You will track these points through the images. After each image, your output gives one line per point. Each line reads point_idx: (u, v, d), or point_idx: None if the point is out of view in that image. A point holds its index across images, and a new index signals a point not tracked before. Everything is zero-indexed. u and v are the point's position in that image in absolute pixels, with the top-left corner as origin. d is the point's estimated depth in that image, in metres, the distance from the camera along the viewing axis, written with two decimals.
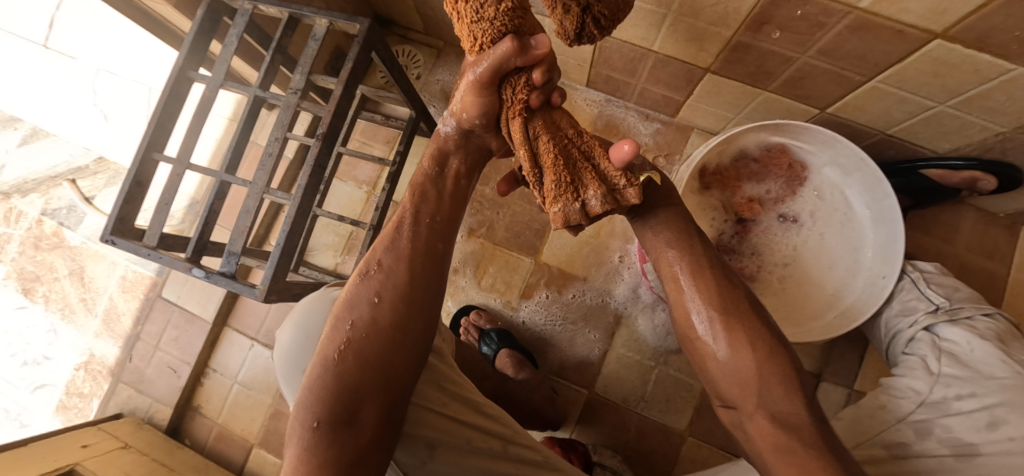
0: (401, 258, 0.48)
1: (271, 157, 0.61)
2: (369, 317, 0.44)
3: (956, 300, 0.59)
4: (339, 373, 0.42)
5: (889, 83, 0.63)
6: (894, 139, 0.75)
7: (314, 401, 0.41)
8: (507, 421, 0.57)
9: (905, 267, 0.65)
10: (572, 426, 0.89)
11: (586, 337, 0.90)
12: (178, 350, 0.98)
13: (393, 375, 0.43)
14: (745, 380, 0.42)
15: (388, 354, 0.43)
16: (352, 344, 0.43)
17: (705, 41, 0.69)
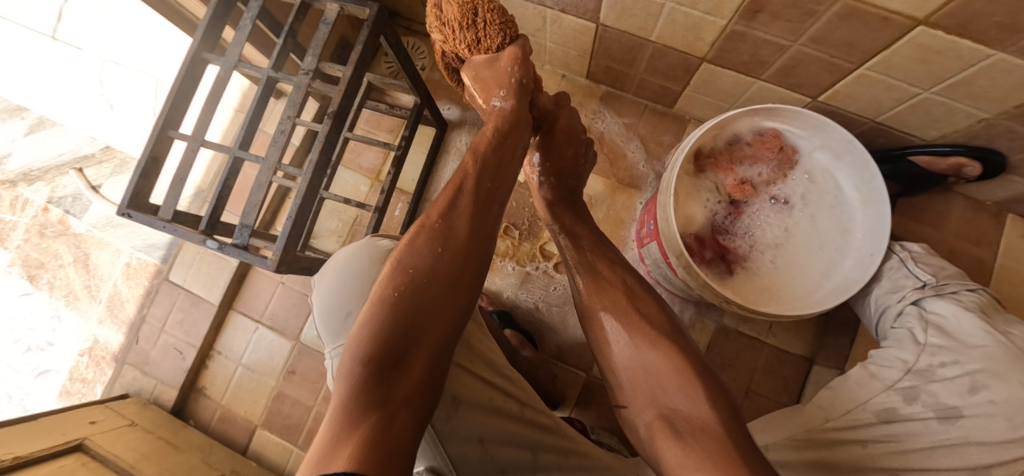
0: (465, 218, 0.47)
1: (282, 135, 0.63)
2: (432, 269, 0.45)
3: (942, 277, 0.61)
4: (397, 316, 0.42)
5: (878, 70, 0.66)
6: (884, 128, 0.78)
7: (367, 337, 0.41)
8: (524, 387, 0.60)
9: (893, 247, 0.67)
10: (570, 408, 0.90)
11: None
12: (183, 333, 0.99)
13: (445, 328, 0.45)
14: (638, 368, 0.49)
15: (445, 306, 0.45)
16: (411, 289, 0.43)
17: (701, 31, 0.72)
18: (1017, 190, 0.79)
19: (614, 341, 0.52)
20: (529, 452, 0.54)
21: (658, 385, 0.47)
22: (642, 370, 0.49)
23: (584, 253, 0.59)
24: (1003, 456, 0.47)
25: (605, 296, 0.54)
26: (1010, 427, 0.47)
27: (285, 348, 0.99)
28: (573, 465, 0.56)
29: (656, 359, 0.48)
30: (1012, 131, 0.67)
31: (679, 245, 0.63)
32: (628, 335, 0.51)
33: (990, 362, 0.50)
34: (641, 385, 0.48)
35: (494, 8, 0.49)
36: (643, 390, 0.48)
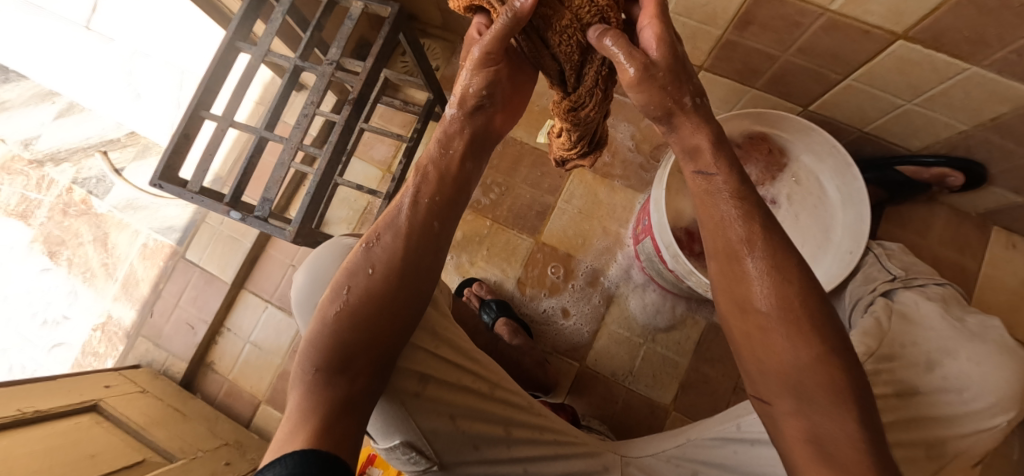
0: (396, 238, 0.49)
1: (305, 118, 0.68)
2: (368, 285, 0.46)
3: (911, 272, 0.66)
4: (337, 331, 0.44)
5: (861, 81, 0.70)
6: (870, 137, 0.82)
7: (312, 350, 0.44)
8: (491, 365, 0.61)
9: (870, 246, 0.71)
10: (563, 395, 0.93)
11: (581, 323, 0.95)
12: (196, 308, 1.04)
13: (388, 338, 0.46)
14: (798, 384, 0.39)
15: (387, 319, 0.46)
16: (349, 305, 0.45)
17: (698, 40, 0.77)
18: (999, 201, 0.82)
19: (764, 325, 0.41)
20: (501, 427, 0.56)
21: (802, 395, 0.39)
22: (794, 381, 0.39)
23: (755, 226, 0.42)
24: (966, 427, 0.51)
25: (772, 284, 0.41)
26: (962, 401, 0.51)
27: (292, 328, 1.04)
28: (548, 439, 0.59)
29: (825, 377, 0.38)
30: (990, 142, 0.71)
31: (668, 237, 0.68)
32: (799, 346, 0.39)
33: (943, 342, 0.55)
34: (785, 380, 0.40)
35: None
36: (789, 394, 0.40)
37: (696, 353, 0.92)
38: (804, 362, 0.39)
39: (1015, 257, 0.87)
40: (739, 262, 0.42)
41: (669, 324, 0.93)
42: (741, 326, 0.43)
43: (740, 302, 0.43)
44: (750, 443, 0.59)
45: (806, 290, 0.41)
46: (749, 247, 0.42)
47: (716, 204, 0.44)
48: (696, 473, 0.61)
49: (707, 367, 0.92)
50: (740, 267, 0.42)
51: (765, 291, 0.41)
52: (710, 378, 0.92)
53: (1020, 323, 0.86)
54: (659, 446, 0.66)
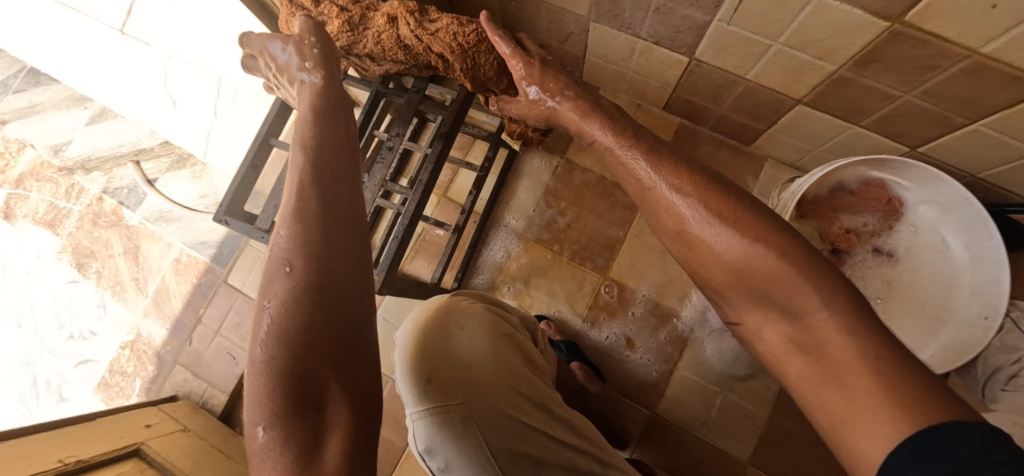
0: (305, 224, 0.39)
1: (390, 151, 0.64)
2: (284, 292, 0.37)
3: None
4: (283, 351, 0.35)
5: (993, 127, 0.64)
6: (984, 183, 0.75)
7: (260, 388, 0.35)
8: (600, 442, 0.58)
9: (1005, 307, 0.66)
10: (631, 445, 0.87)
11: (646, 358, 0.89)
12: (238, 337, 0.99)
13: (340, 335, 0.37)
14: (746, 275, 0.35)
15: (322, 319, 0.36)
16: (278, 316, 0.36)
17: (804, 74, 0.71)
18: None
19: (704, 239, 0.37)
20: None
21: (762, 295, 0.35)
22: (762, 286, 0.35)
23: (645, 152, 0.42)
24: None
25: (683, 195, 0.38)
26: None
27: None
28: None
29: (767, 266, 0.34)
30: None
31: None
32: (727, 238, 0.36)
33: None
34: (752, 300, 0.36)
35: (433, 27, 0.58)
36: (757, 304, 0.35)
37: (776, 405, 0.86)
38: (736, 260, 0.35)
39: None
40: (650, 193, 0.41)
41: (747, 372, 0.87)
42: (689, 250, 0.39)
43: (673, 227, 0.39)
44: None
45: (724, 185, 0.38)
46: (624, 151, 0.43)
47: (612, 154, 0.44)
48: None
49: (787, 421, 0.86)
50: (651, 191, 0.40)
51: (683, 206, 0.38)
52: (790, 432, 0.85)
53: None
54: None
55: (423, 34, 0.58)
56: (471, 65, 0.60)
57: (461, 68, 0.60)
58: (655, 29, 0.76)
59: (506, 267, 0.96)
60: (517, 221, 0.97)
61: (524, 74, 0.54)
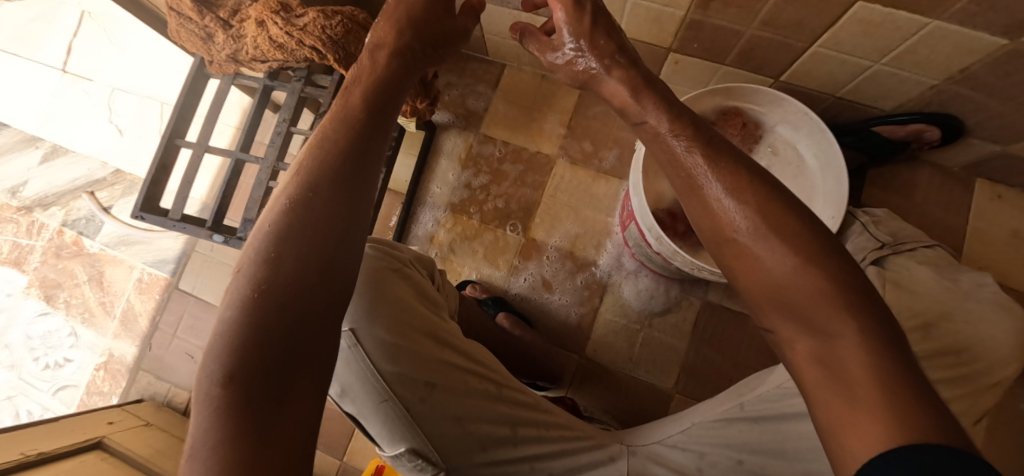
0: (324, 200, 0.39)
1: (279, 137, 0.70)
2: (298, 255, 0.37)
3: (900, 236, 0.68)
4: (257, 323, 0.34)
5: (827, 47, 0.71)
6: (845, 102, 0.82)
7: (225, 352, 0.34)
8: (495, 366, 0.65)
9: (855, 213, 0.73)
10: (564, 388, 0.93)
11: (565, 299, 0.95)
12: (196, 337, 1.05)
13: (324, 322, 0.37)
14: (782, 294, 0.32)
15: (321, 301, 0.37)
16: (263, 286, 0.35)
17: (663, 23, 0.78)
18: (978, 153, 0.82)
19: (745, 247, 0.34)
20: (507, 428, 0.59)
21: (789, 310, 0.32)
22: (789, 299, 0.32)
23: (700, 148, 0.39)
24: None
25: (739, 199, 0.35)
26: None
27: None
28: (553, 436, 0.62)
29: (812, 287, 0.31)
30: (961, 96, 0.71)
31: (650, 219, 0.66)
32: (779, 254, 0.32)
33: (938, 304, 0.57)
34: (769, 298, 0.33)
35: (289, 34, 0.63)
36: (782, 315, 0.32)
37: (694, 334, 0.92)
38: (782, 275, 0.32)
39: (1001, 207, 0.87)
40: (696, 191, 0.38)
41: (664, 307, 0.93)
42: (724, 251, 0.36)
43: (713, 229, 0.36)
44: (753, 418, 0.60)
45: (774, 189, 0.35)
46: (676, 139, 0.41)
47: (663, 141, 0.42)
48: (703, 455, 0.60)
49: (706, 348, 0.92)
50: (700, 191, 0.38)
51: (738, 209, 0.35)
52: (711, 357, 0.92)
53: (1011, 273, 0.86)
54: (661, 433, 0.66)
55: (293, 30, 0.62)
56: (343, 54, 0.64)
57: (334, 58, 0.64)
58: None
59: (435, 235, 1.02)
60: (438, 194, 1.03)
61: (568, 27, 0.50)
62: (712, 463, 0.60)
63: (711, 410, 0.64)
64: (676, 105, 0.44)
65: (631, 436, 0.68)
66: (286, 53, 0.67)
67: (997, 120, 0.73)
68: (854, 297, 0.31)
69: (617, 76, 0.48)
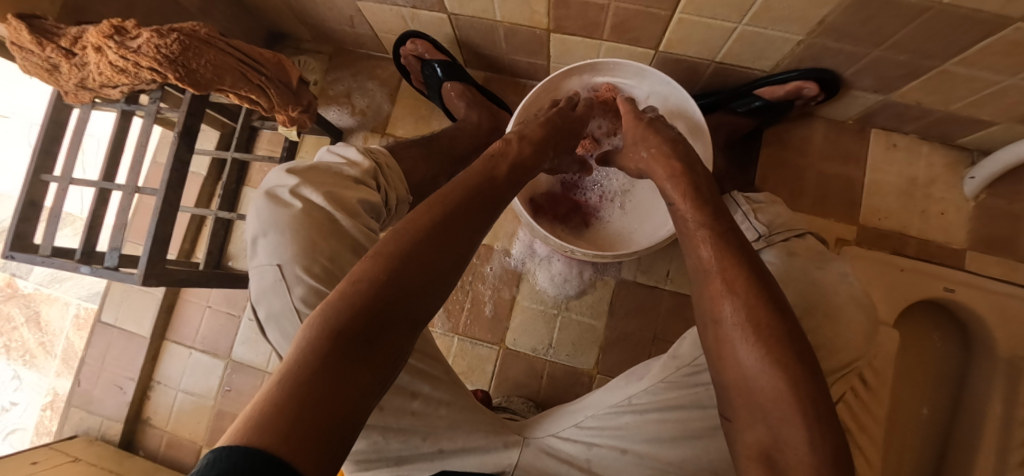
0: (427, 218, 0.45)
1: (141, 161, 0.69)
2: (425, 253, 0.43)
3: (776, 225, 0.62)
4: (372, 293, 0.39)
5: (690, 12, 0.70)
6: (726, 66, 0.81)
7: (340, 309, 0.38)
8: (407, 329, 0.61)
9: (738, 200, 0.67)
10: (487, 381, 0.94)
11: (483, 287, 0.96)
12: (121, 368, 1.04)
13: (409, 322, 0.41)
14: (750, 394, 0.42)
15: (413, 304, 0.41)
16: (390, 272, 0.40)
17: (532, 4, 0.77)
18: (865, 104, 0.82)
19: (730, 344, 0.43)
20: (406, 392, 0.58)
21: (757, 407, 0.41)
22: (758, 400, 0.41)
23: (723, 252, 0.46)
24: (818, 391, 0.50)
25: (734, 302, 0.43)
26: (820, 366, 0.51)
27: (218, 367, 1.02)
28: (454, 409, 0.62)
29: (773, 389, 0.40)
30: (829, 48, 0.71)
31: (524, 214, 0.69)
32: (754, 355, 0.41)
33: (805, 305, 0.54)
34: (727, 337, 0.44)
35: (125, 58, 0.62)
36: (749, 408, 0.42)
37: (610, 313, 0.92)
38: (751, 371, 0.41)
39: (897, 156, 0.87)
40: (708, 282, 0.46)
41: (579, 289, 0.94)
42: (714, 343, 0.45)
43: (711, 322, 0.45)
44: (637, 410, 0.60)
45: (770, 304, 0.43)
46: (698, 236, 0.49)
47: (692, 236, 0.49)
48: (591, 445, 0.61)
49: (623, 325, 0.92)
50: (710, 284, 0.46)
51: (732, 309, 0.43)
52: (628, 334, 0.91)
53: (912, 221, 0.85)
54: (557, 425, 0.65)
55: (126, 52, 0.61)
56: (184, 71, 0.62)
57: (175, 76, 0.62)
58: None
59: None
60: None
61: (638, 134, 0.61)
62: (598, 453, 0.60)
63: (605, 401, 0.64)
64: (713, 207, 0.50)
65: (531, 424, 0.69)
66: (132, 77, 0.65)
67: (869, 70, 0.73)
68: (784, 348, 0.41)
69: (667, 168, 0.55)
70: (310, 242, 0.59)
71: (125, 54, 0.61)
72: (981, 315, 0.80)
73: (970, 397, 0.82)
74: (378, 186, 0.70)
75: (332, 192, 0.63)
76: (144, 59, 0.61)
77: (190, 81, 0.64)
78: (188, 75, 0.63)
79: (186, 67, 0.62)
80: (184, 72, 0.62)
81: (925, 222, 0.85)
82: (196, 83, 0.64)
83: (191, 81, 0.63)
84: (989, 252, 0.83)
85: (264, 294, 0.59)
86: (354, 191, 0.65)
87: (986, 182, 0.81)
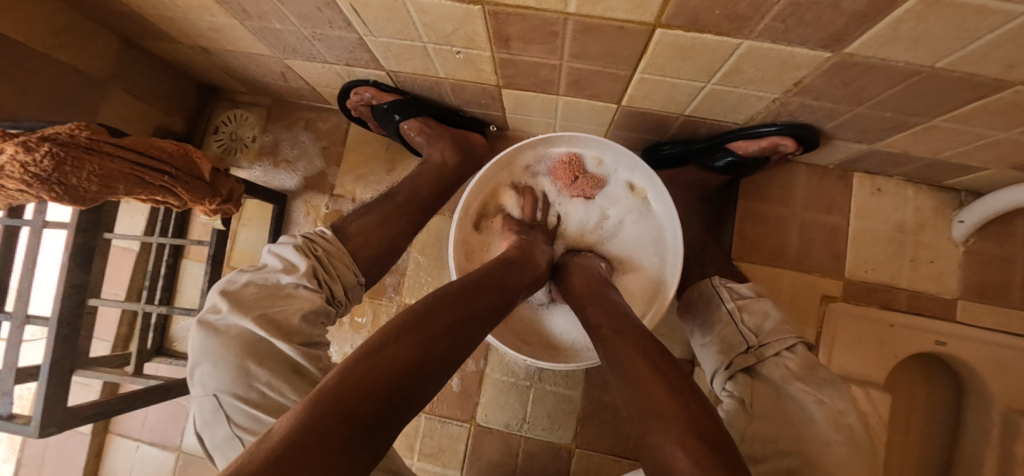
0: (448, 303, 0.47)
1: (29, 285, 0.59)
2: (439, 338, 0.43)
3: (764, 333, 0.63)
4: (380, 378, 0.37)
5: (652, 73, 0.62)
6: (696, 119, 0.73)
7: (347, 388, 0.36)
8: None
9: (722, 294, 0.68)
10: (460, 461, 0.87)
11: None
12: (62, 468, 0.95)
13: (412, 410, 0.39)
14: None
15: (417, 396, 0.40)
16: (401, 356, 0.39)
17: (477, 63, 0.68)
18: (847, 152, 0.75)
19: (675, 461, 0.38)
20: None
21: None
22: None
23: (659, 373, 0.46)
24: None
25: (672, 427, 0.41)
26: None
27: (169, 460, 0.94)
28: None
29: None
30: (807, 105, 0.63)
31: None
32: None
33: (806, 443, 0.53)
34: (645, 433, 0.42)
35: None
36: None
37: (587, 382, 0.86)
38: None
39: (882, 200, 0.81)
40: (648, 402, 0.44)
41: None
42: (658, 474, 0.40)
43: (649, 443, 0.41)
44: None
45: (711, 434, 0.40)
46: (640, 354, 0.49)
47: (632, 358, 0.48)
48: None
49: (601, 394, 0.86)
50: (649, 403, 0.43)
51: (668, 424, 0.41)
52: (607, 404, 0.86)
53: (900, 271, 0.80)
54: None
55: None
56: (63, 188, 0.53)
57: (52, 196, 0.53)
58: (333, 52, 0.73)
59: None
60: None
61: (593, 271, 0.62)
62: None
63: None
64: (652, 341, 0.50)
65: None
66: (3, 197, 0.55)
67: (850, 124, 0.66)
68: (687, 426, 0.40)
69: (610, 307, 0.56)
70: (242, 373, 0.49)
71: None
72: (975, 367, 0.76)
73: (965, 452, 0.78)
74: (322, 282, 0.57)
75: (267, 314, 0.52)
76: (7, 181, 0.52)
77: (68, 198, 0.54)
78: (63, 191, 0.53)
79: (60, 184, 0.52)
80: (56, 190, 0.53)
81: (915, 271, 0.80)
82: (76, 199, 0.54)
83: (68, 196, 0.54)
84: (981, 300, 0.78)
85: (206, 424, 0.50)
86: (292, 304, 0.54)
87: (976, 228, 0.76)
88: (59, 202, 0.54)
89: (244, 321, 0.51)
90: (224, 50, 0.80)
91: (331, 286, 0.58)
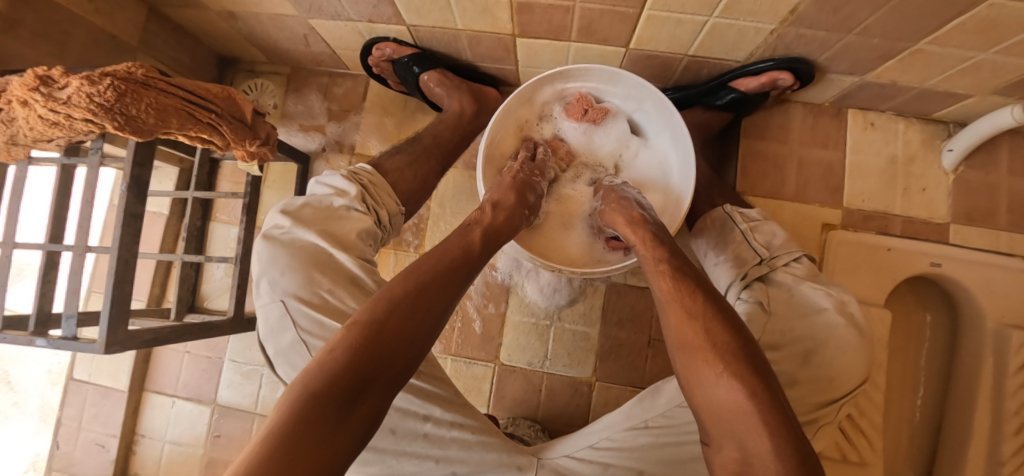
0: (414, 283, 0.50)
1: (87, 218, 0.63)
2: (401, 318, 0.47)
3: (775, 248, 0.69)
4: (352, 363, 0.43)
5: (658, 9, 0.66)
6: (699, 60, 0.78)
7: (323, 374, 0.43)
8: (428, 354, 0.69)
9: (735, 218, 0.72)
10: (485, 400, 0.92)
11: (471, 302, 0.93)
12: (101, 426, 0.99)
13: (384, 389, 0.45)
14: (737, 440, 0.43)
15: (386, 372, 0.45)
16: (369, 338, 0.45)
17: (493, 11, 0.72)
18: (840, 87, 0.81)
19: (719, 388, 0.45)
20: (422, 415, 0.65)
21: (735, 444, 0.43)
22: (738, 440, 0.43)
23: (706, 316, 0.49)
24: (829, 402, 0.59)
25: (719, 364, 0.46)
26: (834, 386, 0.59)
27: (205, 414, 0.98)
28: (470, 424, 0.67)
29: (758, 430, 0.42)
30: (802, 36, 0.68)
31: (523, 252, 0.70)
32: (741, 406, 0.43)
33: (819, 330, 0.61)
34: (694, 364, 0.48)
35: (57, 111, 0.56)
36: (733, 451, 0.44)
37: (603, 319, 0.91)
38: (739, 409, 0.43)
39: (874, 136, 0.87)
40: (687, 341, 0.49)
41: (569, 298, 0.91)
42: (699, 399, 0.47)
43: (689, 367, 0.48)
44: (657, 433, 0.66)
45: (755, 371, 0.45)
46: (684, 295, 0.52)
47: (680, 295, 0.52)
48: (606, 468, 0.64)
49: (618, 330, 0.90)
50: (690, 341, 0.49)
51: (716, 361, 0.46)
52: (623, 340, 0.90)
53: (893, 201, 0.85)
54: (571, 446, 0.69)
55: (57, 104, 0.56)
56: (124, 119, 0.57)
57: (114, 126, 0.57)
58: (358, 8, 0.76)
59: None
60: None
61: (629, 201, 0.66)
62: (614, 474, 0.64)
63: (619, 422, 0.68)
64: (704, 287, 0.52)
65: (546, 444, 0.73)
66: (66, 129, 0.60)
67: (843, 55, 0.71)
68: (742, 365, 0.46)
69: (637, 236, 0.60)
70: (309, 280, 0.58)
71: (57, 107, 0.56)
72: (967, 288, 0.81)
73: (960, 369, 0.82)
74: (371, 207, 0.66)
75: (327, 229, 0.61)
76: (76, 111, 0.56)
77: (129, 129, 0.58)
78: (126, 121, 0.57)
79: (124, 114, 0.57)
80: (119, 120, 0.57)
81: (907, 200, 0.85)
82: (137, 131, 0.59)
83: (130, 127, 0.58)
84: (970, 225, 0.84)
85: (272, 331, 0.59)
86: (346, 223, 0.62)
87: (964, 155, 0.81)
88: (121, 132, 0.58)
89: (310, 236, 0.60)
90: (249, 15, 0.84)
91: (378, 212, 0.67)
